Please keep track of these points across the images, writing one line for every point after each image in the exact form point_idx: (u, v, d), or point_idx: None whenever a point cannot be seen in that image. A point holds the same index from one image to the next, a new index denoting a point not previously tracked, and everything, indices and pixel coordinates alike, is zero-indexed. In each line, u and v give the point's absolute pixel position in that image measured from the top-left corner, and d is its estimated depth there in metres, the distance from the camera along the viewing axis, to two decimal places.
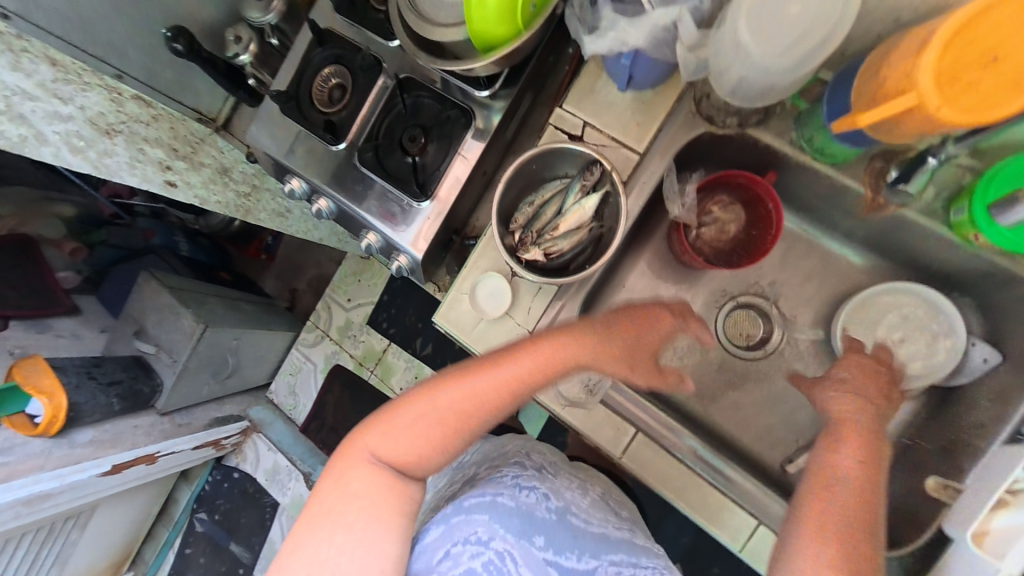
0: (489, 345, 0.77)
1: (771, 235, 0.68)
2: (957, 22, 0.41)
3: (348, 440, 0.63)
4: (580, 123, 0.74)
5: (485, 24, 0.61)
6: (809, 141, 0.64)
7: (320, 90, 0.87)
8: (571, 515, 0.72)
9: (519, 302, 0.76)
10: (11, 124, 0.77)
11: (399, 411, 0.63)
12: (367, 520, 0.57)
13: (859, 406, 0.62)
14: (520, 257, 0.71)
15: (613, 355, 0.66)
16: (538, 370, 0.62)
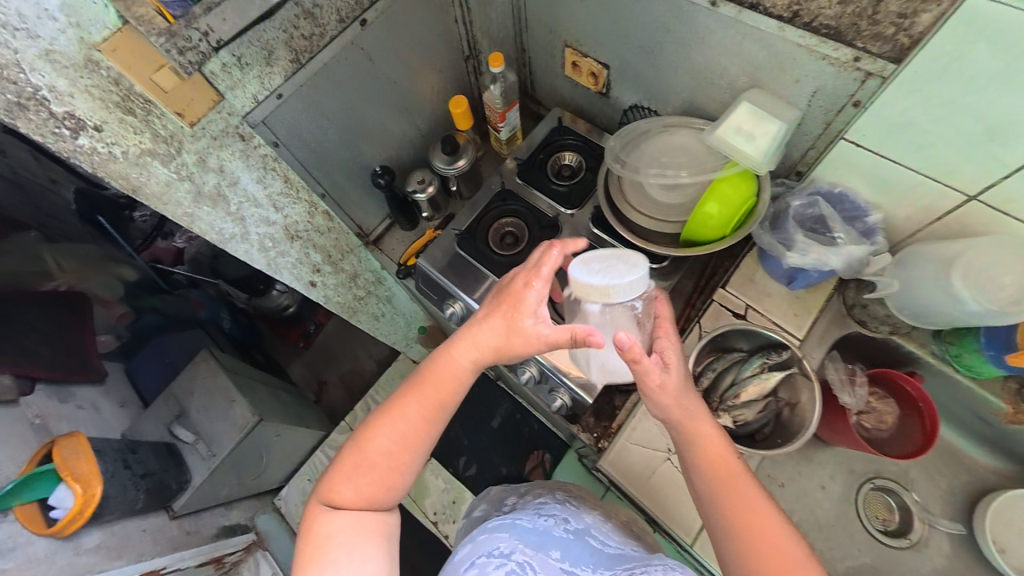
0: (660, 502, 0.79)
1: (929, 428, 0.73)
2: None
3: (320, 489, 0.60)
4: (743, 305, 0.85)
5: (699, 230, 0.75)
6: (954, 355, 0.75)
7: (495, 232, 1.00)
8: (591, 537, 0.67)
9: None
10: (231, 223, 0.81)
11: (343, 464, 0.60)
12: (361, 540, 0.55)
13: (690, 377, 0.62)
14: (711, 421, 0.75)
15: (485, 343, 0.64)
16: (428, 399, 0.63)
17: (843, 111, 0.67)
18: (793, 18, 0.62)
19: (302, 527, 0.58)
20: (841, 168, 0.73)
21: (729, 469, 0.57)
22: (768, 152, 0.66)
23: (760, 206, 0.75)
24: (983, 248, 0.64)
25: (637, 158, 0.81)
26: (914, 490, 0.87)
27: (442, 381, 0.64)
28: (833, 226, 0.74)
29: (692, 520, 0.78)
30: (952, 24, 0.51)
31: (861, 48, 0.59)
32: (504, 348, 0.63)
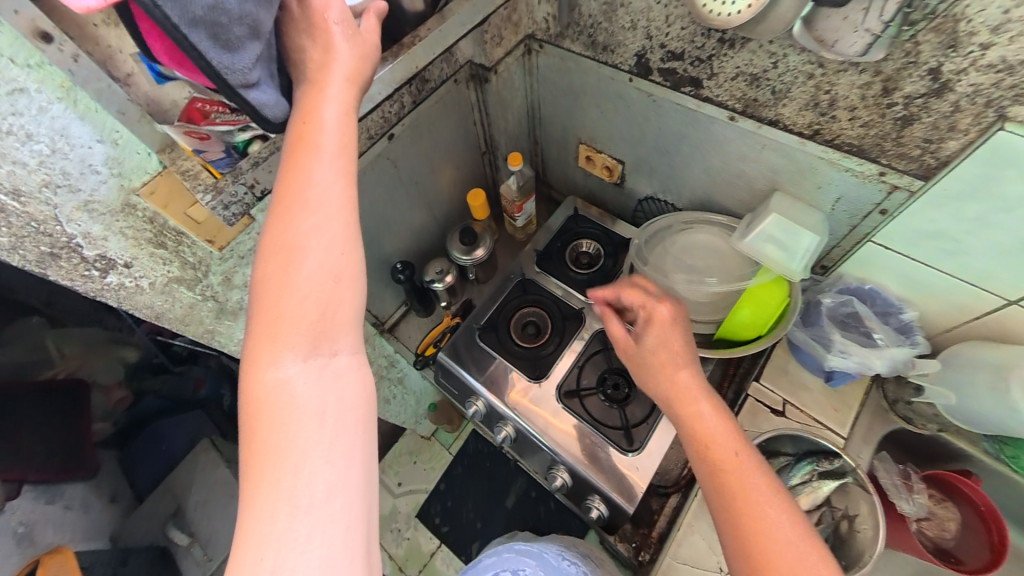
0: None
1: (997, 539, 0.68)
2: None
3: (251, 360, 0.41)
4: (780, 400, 0.81)
5: (734, 330, 0.75)
6: (1006, 455, 0.72)
7: (516, 323, 0.98)
8: None
9: None
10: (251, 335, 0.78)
11: (261, 319, 0.42)
12: (329, 453, 0.41)
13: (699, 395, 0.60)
14: None
15: (344, 91, 0.46)
16: (322, 191, 0.43)
17: (868, 217, 0.68)
18: (813, 134, 0.64)
19: (244, 407, 0.41)
20: (870, 267, 0.74)
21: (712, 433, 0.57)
22: (804, 262, 0.67)
23: (794, 307, 0.75)
24: None
25: (663, 258, 0.82)
26: None
27: (334, 142, 0.45)
28: (872, 325, 0.74)
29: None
30: (978, 151, 0.53)
31: (886, 165, 0.61)
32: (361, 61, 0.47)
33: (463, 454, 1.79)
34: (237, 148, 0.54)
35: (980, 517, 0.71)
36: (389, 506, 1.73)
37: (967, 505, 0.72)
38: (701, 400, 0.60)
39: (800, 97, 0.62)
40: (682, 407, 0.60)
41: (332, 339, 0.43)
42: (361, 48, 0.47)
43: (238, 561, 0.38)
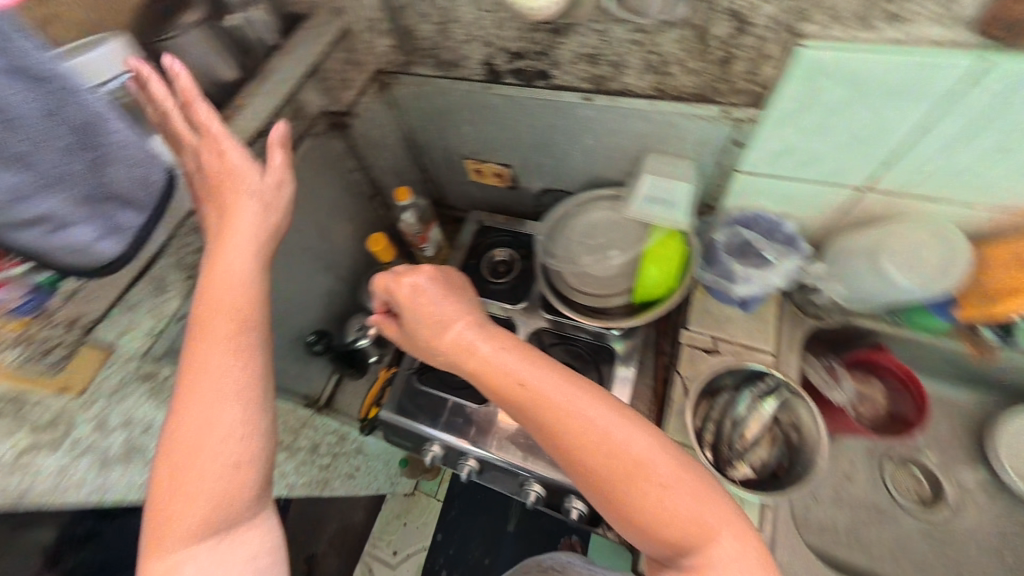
0: None
1: (918, 398, 0.77)
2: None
3: (156, 539, 0.48)
4: (710, 339, 0.86)
5: (648, 293, 0.77)
6: (907, 321, 0.79)
7: None
8: None
9: None
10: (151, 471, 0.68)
11: (162, 494, 0.49)
12: None
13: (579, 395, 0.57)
14: (732, 476, 0.72)
15: (231, 238, 0.58)
16: (217, 350, 0.53)
17: (730, 149, 0.77)
18: (660, 93, 0.73)
19: None
20: (746, 194, 0.81)
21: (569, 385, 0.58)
22: (684, 211, 0.71)
23: (692, 256, 0.79)
24: (897, 230, 0.72)
25: (567, 246, 0.83)
26: (931, 452, 0.86)
27: (222, 300, 0.55)
28: (761, 248, 0.79)
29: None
30: (790, 72, 0.60)
31: (728, 103, 0.70)
32: (231, 182, 0.59)
33: (454, 496, 1.70)
34: (43, 287, 0.53)
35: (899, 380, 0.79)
36: None
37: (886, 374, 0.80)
38: (588, 398, 0.57)
39: (638, 63, 0.70)
40: (564, 414, 0.55)
41: (235, 501, 0.50)
42: (268, 199, 0.61)
43: None
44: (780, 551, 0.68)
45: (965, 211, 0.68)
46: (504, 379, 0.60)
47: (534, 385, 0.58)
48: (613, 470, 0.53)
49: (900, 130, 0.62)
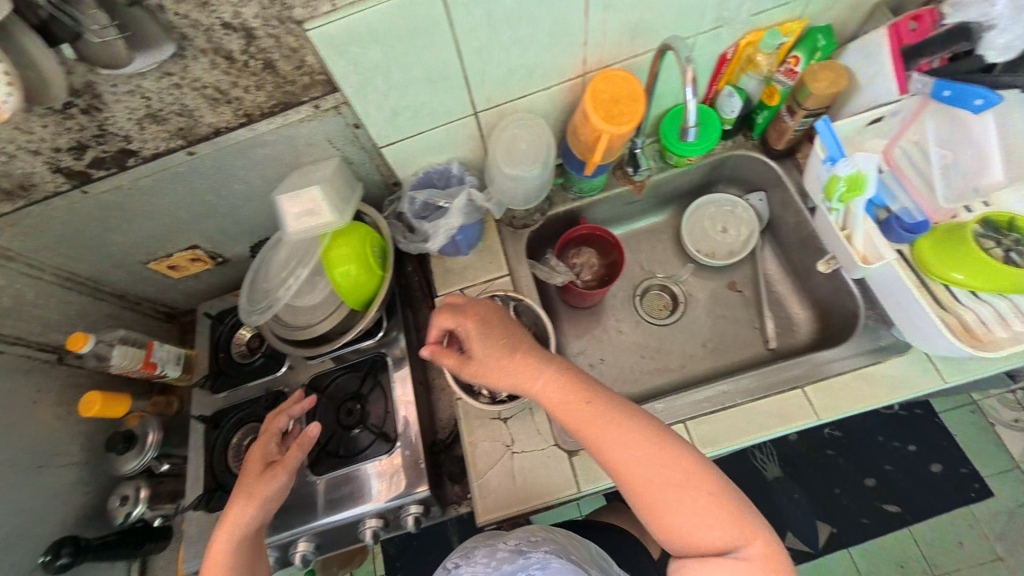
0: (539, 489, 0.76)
1: (611, 241, 0.96)
2: (590, 93, 0.74)
3: None
4: (458, 293, 0.94)
5: (359, 292, 0.78)
6: (582, 190, 0.97)
7: (237, 457, 0.87)
8: None
9: (527, 432, 0.80)
10: None
11: None
12: None
13: (629, 447, 0.59)
14: (503, 398, 0.79)
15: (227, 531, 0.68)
16: None
17: (357, 134, 0.80)
18: (249, 118, 0.72)
19: None
20: (406, 160, 0.87)
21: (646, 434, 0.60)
22: (333, 208, 0.74)
23: (385, 238, 0.84)
24: (503, 135, 0.80)
25: (264, 296, 0.79)
26: (656, 271, 1.08)
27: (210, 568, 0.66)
28: (434, 199, 0.86)
29: (565, 475, 0.77)
30: (323, 52, 0.63)
31: (310, 99, 0.71)
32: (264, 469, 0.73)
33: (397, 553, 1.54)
34: None
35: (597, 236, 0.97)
36: None
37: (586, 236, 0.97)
38: (643, 448, 0.59)
39: (202, 103, 0.67)
40: (597, 433, 0.61)
41: None
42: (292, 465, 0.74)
43: None
44: (566, 428, 0.80)
45: (547, 92, 0.82)
46: (535, 374, 0.65)
47: (593, 441, 0.61)
48: (704, 498, 0.56)
49: (448, 59, 0.70)
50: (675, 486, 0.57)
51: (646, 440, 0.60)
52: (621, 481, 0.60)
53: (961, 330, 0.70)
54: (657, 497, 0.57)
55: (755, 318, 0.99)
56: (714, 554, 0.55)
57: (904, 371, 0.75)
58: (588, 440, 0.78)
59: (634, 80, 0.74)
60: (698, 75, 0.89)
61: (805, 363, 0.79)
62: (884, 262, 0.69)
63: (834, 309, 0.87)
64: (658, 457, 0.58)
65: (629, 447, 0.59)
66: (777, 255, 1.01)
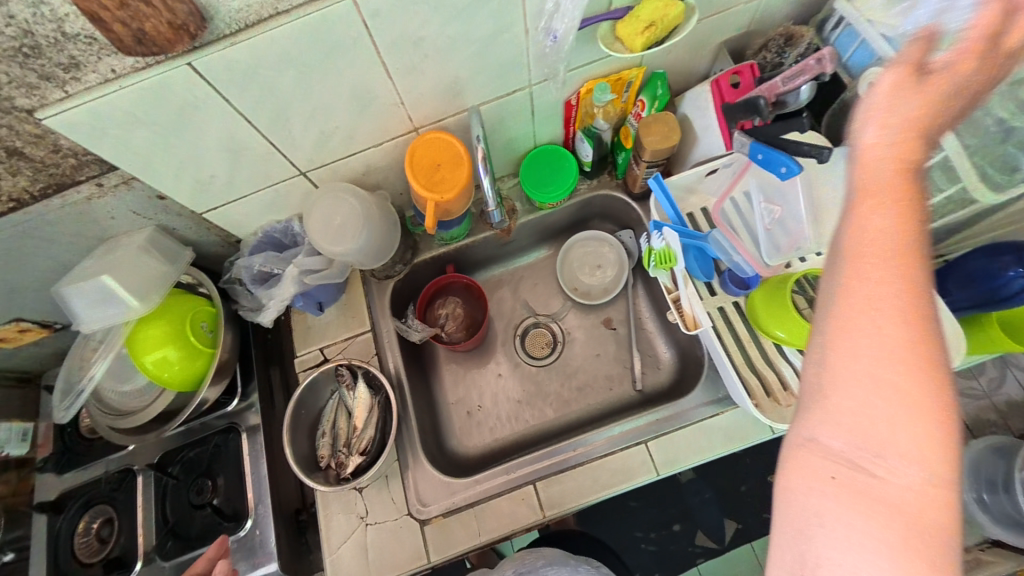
0: (390, 563, 0.73)
1: (474, 288, 0.97)
2: (409, 159, 0.72)
3: None
4: (318, 352, 0.90)
5: (182, 377, 0.73)
6: (445, 237, 0.95)
7: (84, 543, 0.83)
8: None
9: (380, 502, 0.76)
10: None
11: None
12: None
13: (883, 215, 0.35)
14: (347, 476, 0.76)
15: None
16: None
17: (165, 205, 0.73)
18: (19, 203, 0.65)
19: None
20: (238, 223, 0.81)
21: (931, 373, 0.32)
22: (127, 296, 0.69)
23: (217, 309, 0.80)
24: (326, 202, 0.76)
25: (74, 389, 0.73)
26: (537, 310, 1.07)
27: None
28: (269, 267, 0.82)
29: (417, 546, 0.73)
30: (75, 138, 0.56)
31: (88, 179, 0.64)
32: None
33: None
34: None
35: (462, 283, 0.97)
36: None
37: (454, 287, 0.97)
38: (895, 298, 0.33)
39: None
40: (859, 227, 0.35)
41: None
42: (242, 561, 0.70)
43: None
44: (419, 496, 0.76)
45: (379, 148, 0.76)
46: (876, 189, 0.35)
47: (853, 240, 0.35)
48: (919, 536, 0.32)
49: (243, 134, 0.64)
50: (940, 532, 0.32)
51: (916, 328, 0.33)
52: (834, 321, 0.35)
53: (764, 396, 0.72)
54: (842, 345, 0.34)
55: (627, 357, 0.99)
56: (829, 524, 0.33)
57: (739, 422, 0.77)
58: (441, 508, 0.75)
59: (455, 144, 0.72)
60: (548, 120, 0.87)
61: (653, 417, 0.80)
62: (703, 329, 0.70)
63: (688, 353, 0.88)
64: (925, 381, 0.32)
65: (880, 362, 0.33)
66: (648, 292, 1.01)
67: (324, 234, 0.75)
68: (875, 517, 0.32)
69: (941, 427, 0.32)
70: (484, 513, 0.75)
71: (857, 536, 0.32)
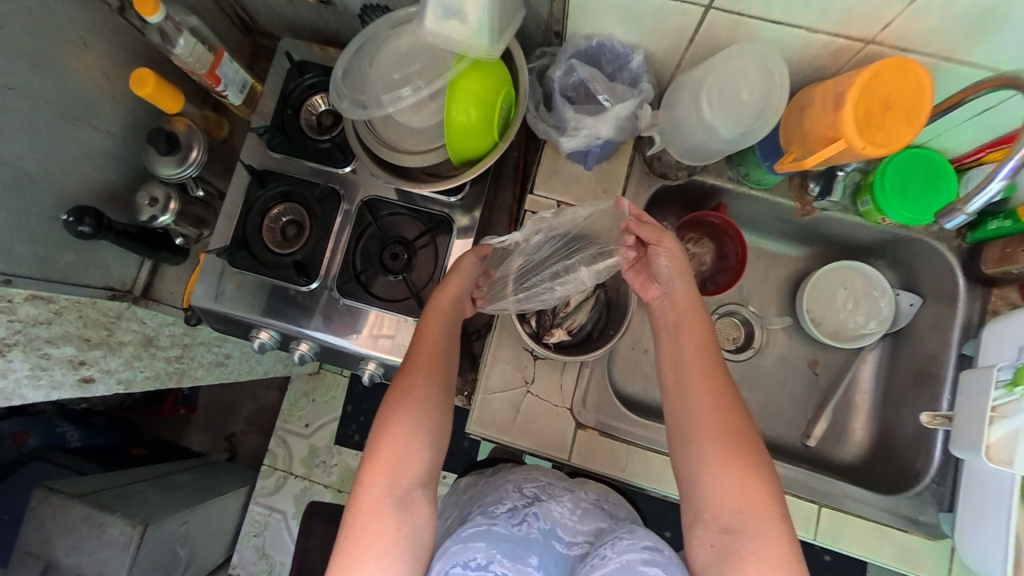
0: (532, 437, 0.73)
1: (736, 255, 0.82)
2: (862, 78, 0.55)
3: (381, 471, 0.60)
4: (554, 203, 0.81)
5: (464, 145, 0.65)
6: (746, 175, 0.79)
7: (271, 229, 0.83)
8: (558, 532, 0.66)
9: (549, 382, 0.74)
10: None
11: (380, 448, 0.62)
12: (392, 545, 0.57)
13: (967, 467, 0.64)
14: (548, 341, 0.76)
15: (434, 321, 0.68)
16: (415, 380, 0.64)
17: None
18: None
19: (361, 520, 0.58)
20: (589, 15, 0.66)
21: (723, 401, 0.61)
22: (487, 30, 0.58)
23: (520, 100, 0.68)
24: (730, 64, 0.60)
25: (363, 90, 0.66)
26: (750, 302, 0.93)
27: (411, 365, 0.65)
28: (595, 88, 0.69)
29: (563, 435, 0.73)
30: None
31: None
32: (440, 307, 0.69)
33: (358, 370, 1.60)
34: None
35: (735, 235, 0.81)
36: (306, 448, 1.56)
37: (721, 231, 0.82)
38: (715, 373, 0.62)
39: None
40: (699, 348, 0.64)
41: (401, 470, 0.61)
42: (449, 307, 0.69)
43: (372, 533, 0.57)
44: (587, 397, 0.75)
45: (817, 34, 0.58)
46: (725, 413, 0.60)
47: (695, 359, 0.64)
48: (734, 443, 0.59)
49: None
50: (740, 452, 0.58)
51: (726, 403, 0.61)
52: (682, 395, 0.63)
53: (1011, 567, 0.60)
54: (703, 386, 0.62)
55: (810, 408, 0.87)
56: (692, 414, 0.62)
57: (923, 552, 0.69)
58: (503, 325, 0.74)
59: (930, 96, 0.55)
60: (985, 124, 0.67)
61: (833, 486, 0.73)
62: (1009, 474, 0.58)
63: (895, 453, 0.78)
64: (728, 404, 0.61)
65: (703, 386, 0.62)
66: (881, 365, 0.86)
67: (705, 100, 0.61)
68: (710, 460, 0.59)
69: (727, 412, 0.60)
70: (634, 456, 0.74)
71: (712, 418, 0.60)
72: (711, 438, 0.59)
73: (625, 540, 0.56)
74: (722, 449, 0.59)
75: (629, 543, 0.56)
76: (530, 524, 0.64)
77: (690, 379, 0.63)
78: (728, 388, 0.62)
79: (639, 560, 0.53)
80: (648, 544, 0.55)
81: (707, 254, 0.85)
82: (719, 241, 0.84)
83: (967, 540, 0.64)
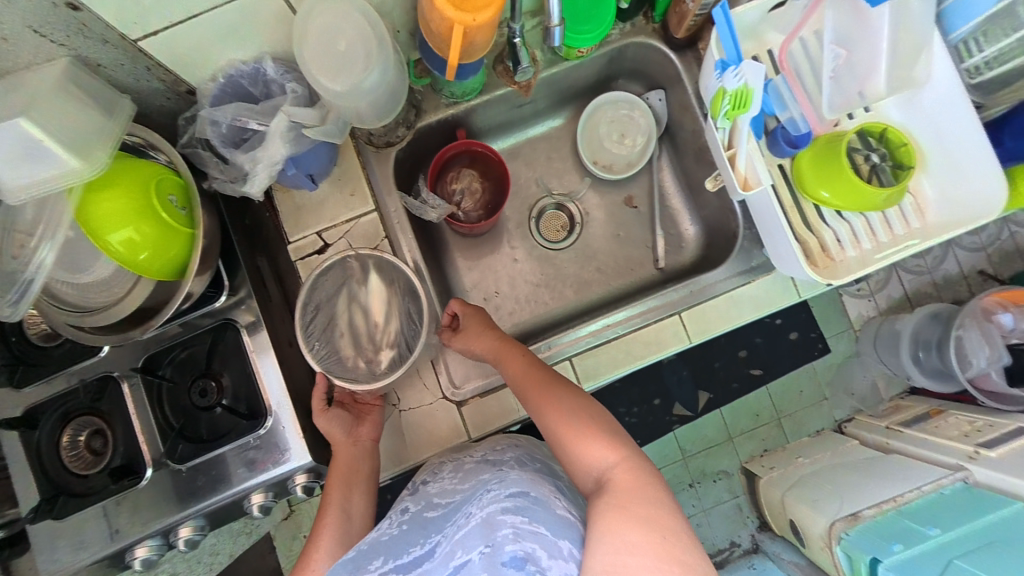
0: (432, 441, 0.79)
1: (496, 162, 0.85)
2: None
3: None
4: (316, 238, 0.79)
5: (160, 259, 0.59)
6: (453, 94, 0.79)
7: (75, 455, 0.73)
8: (428, 508, 0.63)
9: (414, 387, 0.80)
10: None
11: None
12: None
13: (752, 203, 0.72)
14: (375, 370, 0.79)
15: (343, 476, 0.74)
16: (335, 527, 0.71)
17: (81, 22, 0.51)
18: None
19: None
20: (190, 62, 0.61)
21: (557, 391, 0.65)
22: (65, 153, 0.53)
23: (186, 180, 0.63)
24: (318, 18, 0.59)
25: (14, 280, 0.57)
26: (552, 187, 0.96)
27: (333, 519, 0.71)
28: (245, 120, 0.65)
29: (454, 422, 0.79)
30: None
31: None
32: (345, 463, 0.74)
33: None
34: None
35: (479, 148, 0.84)
36: None
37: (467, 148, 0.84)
38: (537, 378, 0.68)
39: None
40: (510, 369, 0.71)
41: None
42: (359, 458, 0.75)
43: None
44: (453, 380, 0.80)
45: None
46: (557, 399, 0.64)
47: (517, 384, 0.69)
48: (583, 418, 0.61)
49: None
50: (584, 423, 0.61)
51: (555, 387, 0.66)
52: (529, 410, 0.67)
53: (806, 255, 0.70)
54: (537, 390, 0.66)
55: (649, 236, 0.92)
56: (554, 415, 0.63)
57: (770, 290, 0.78)
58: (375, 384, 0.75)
59: None
60: None
61: (687, 289, 0.78)
62: (761, 187, 0.65)
63: (718, 224, 0.85)
64: (567, 397, 0.64)
65: (534, 392, 0.66)
66: (675, 163, 0.93)
67: (321, 64, 0.60)
68: (563, 435, 0.61)
69: (556, 395, 0.65)
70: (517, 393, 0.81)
71: (558, 406, 0.63)
72: (560, 420, 0.62)
73: (492, 493, 0.56)
74: (579, 431, 0.60)
75: (496, 495, 0.55)
76: (390, 525, 0.62)
77: (529, 396, 0.67)
78: (552, 381, 0.67)
79: (499, 509, 0.52)
80: (514, 490, 0.56)
81: (477, 178, 0.88)
82: (473, 161, 0.87)
83: (779, 260, 0.71)
